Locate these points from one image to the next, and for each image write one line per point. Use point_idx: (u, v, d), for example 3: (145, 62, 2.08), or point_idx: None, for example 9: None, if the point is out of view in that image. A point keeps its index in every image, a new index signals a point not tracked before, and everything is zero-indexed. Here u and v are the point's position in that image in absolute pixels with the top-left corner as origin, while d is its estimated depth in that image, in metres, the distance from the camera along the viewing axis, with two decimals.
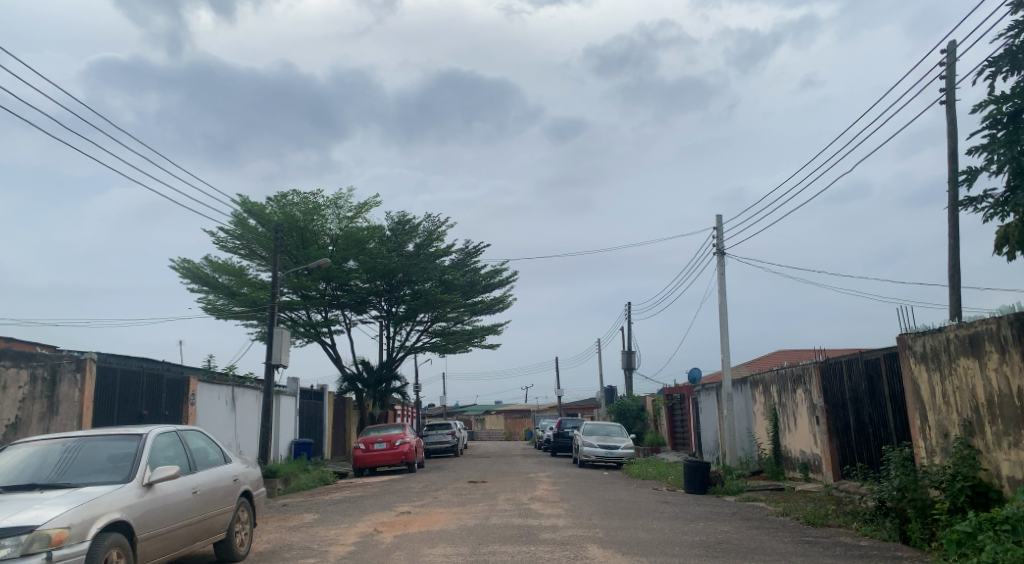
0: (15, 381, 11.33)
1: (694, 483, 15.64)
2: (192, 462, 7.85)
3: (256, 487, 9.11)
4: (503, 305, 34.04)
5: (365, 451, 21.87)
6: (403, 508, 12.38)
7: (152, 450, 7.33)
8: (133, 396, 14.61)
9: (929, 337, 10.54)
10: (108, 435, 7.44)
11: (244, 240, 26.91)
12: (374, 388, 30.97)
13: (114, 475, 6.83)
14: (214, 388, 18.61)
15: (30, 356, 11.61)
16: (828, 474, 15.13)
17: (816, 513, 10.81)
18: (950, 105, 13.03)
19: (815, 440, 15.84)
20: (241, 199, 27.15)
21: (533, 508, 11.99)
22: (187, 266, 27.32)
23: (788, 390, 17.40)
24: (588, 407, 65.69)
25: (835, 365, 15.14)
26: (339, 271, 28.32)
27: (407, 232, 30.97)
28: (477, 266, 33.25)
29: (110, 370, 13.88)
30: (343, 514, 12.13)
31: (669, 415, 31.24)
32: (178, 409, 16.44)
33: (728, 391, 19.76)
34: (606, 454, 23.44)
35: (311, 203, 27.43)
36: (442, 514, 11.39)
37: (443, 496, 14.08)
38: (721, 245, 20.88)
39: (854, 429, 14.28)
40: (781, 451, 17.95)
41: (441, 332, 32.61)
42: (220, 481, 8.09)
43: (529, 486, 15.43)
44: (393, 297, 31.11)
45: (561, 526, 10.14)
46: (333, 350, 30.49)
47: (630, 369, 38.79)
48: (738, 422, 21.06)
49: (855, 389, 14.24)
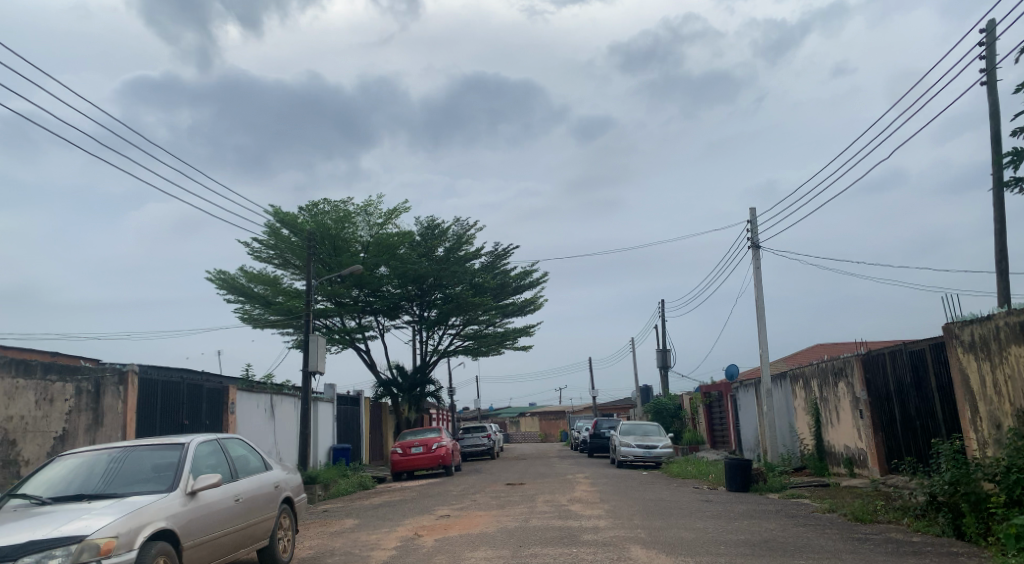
0: (62, 393, 11.45)
1: (736, 481, 15.41)
2: (233, 470, 7.90)
3: (297, 493, 9.15)
4: (535, 307, 33.97)
5: (402, 455, 21.94)
6: (442, 512, 12.35)
7: (194, 458, 7.39)
8: (174, 406, 14.81)
9: (977, 326, 10.22)
10: (152, 445, 7.51)
11: (278, 250, 27.19)
12: (409, 393, 31.11)
13: (158, 484, 6.89)
14: (252, 396, 18.82)
15: (75, 369, 11.73)
16: (874, 469, 14.81)
17: (864, 509, 10.55)
18: (990, 87, 12.66)
19: (859, 434, 15.51)
20: (274, 209, 27.45)
21: (573, 510, 11.88)
22: (223, 277, 27.67)
23: (829, 385, 17.08)
24: (623, 407, 65.37)
25: (877, 357, 14.81)
26: (371, 278, 28.50)
27: (437, 236, 31.08)
28: (507, 268, 33.24)
29: (152, 380, 14.09)
30: (382, 518, 12.14)
31: (707, 413, 30.87)
32: (218, 418, 16.63)
33: (767, 387, 19.45)
34: (644, 454, 23.22)
35: (342, 211, 27.65)
36: (481, 518, 11.33)
37: (482, 498, 14.05)
38: (755, 238, 20.58)
39: (900, 422, 13.95)
40: (824, 447, 17.62)
41: (474, 335, 32.63)
42: (262, 488, 8.13)
43: (567, 487, 15.31)
44: (425, 301, 31.21)
45: (602, 527, 10.03)
46: (367, 356, 30.68)
47: (666, 368, 38.43)
48: (779, 418, 20.72)
49: (899, 381, 13.91)
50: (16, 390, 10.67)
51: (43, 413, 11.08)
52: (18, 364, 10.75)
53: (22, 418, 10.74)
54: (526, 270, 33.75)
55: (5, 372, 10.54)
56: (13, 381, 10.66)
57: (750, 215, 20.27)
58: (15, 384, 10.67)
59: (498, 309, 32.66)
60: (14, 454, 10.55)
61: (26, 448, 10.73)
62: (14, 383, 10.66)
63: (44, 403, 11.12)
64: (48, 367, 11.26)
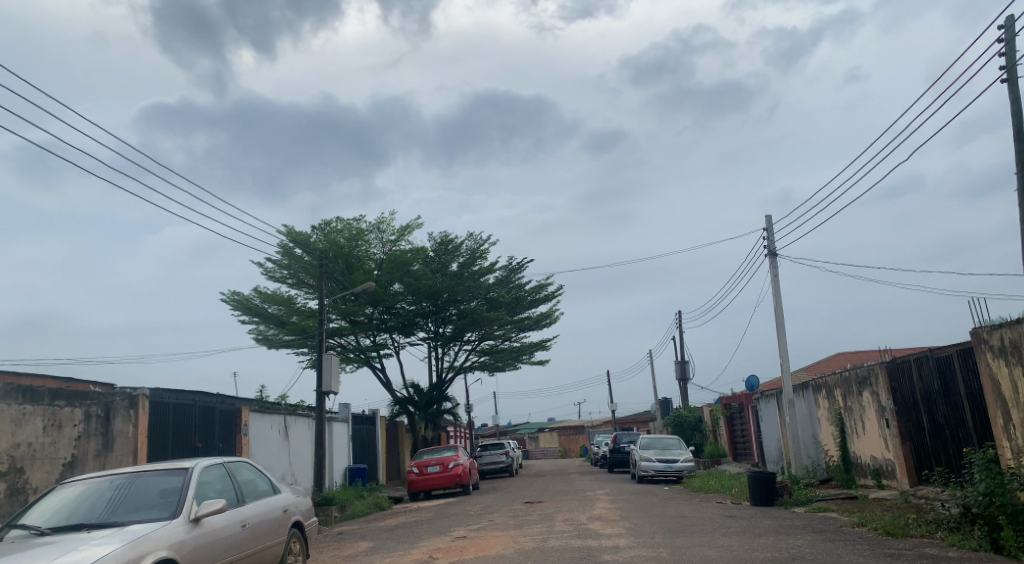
0: (70, 419, 11.30)
1: (760, 496, 15.00)
2: (240, 495, 7.66)
3: (308, 517, 8.91)
4: (550, 320, 33.66)
5: (419, 475, 21.64)
6: (459, 533, 12.06)
7: (199, 483, 7.19)
8: (187, 429, 14.67)
9: (1008, 330, 9.83)
10: (155, 470, 7.32)
11: (292, 269, 27.14)
12: (426, 410, 30.84)
13: (162, 511, 6.68)
14: (267, 418, 18.66)
15: (84, 395, 11.61)
16: (903, 481, 14.34)
17: (895, 522, 10.14)
18: (1012, 83, 12.30)
19: (886, 444, 15.06)
20: (287, 229, 27.45)
21: (593, 528, 11.52)
22: (238, 298, 27.60)
23: (853, 393, 16.65)
24: (643, 422, 64.68)
25: (903, 364, 14.39)
26: (385, 295, 28.36)
27: (450, 252, 30.88)
28: (522, 283, 32.98)
29: (163, 404, 13.95)
30: (397, 541, 11.84)
31: (728, 425, 30.34)
32: (232, 440, 16.45)
33: (790, 397, 19.01)
34: (665, 469, 22.77)
35: (355, 229, 27.59)
36: (498, 538, 11.02)
37: (499, 518, 13.74)
38: (773, 246, 20.24)
39: (928, 431, 13.52)
40: (850, 458, 17.15)
41: (489, 350, 32.31)
42: (271, 513, 7.91)
43: (586, 505, 14.96)
44: (440, 318, 30.98)
45: (622, 547, 9.66)
46: (383, 375, 30.49)
47: (685, 380, 37.91)
48: (802, 429, 20.22)
49: (927, 388, 13.49)
50: (24, 417, 10.53)
51: (51, 439, 10.93)
52: (26, 391, 10.62)
53: (30, 444, 10.59)
54: (541, 284, 33.49)
55: (12, 399, 10.40)
56: (21, 408, 10.52)
57: (767, 223, 19.94)
58: (23, 411, 10.53)
59: (513, 323, 32.36)
60: (23, 482, 10.38)
61: (33, 475, 10.56)
62: (22, 410, 10.52)
63: (52, 429, 10.97)
64: (56, 393, 11.13)
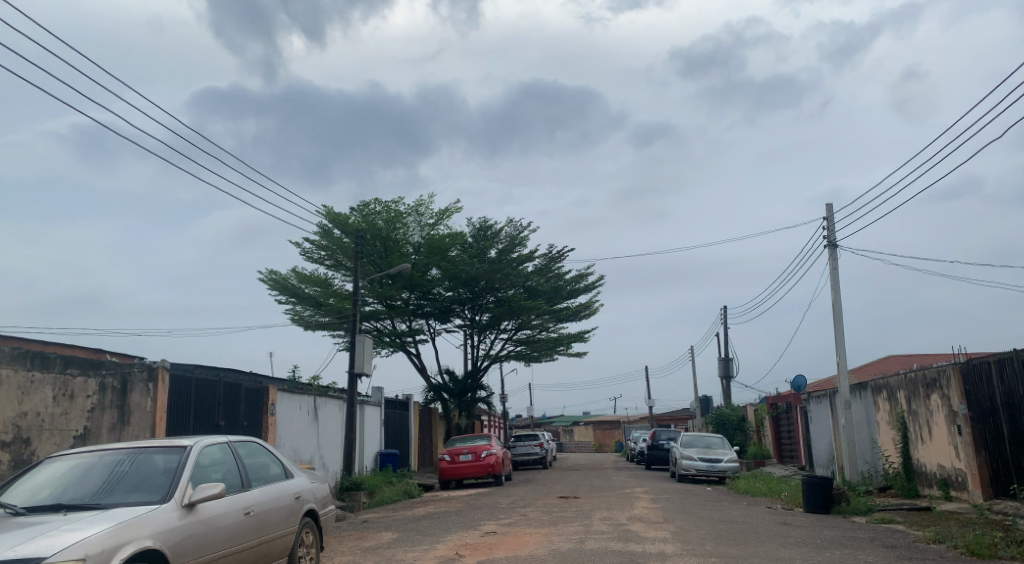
0: (83, 390, 10.73)
1: (815, 502, 13.88)
2: (245, 477, 6.89)
3: (324, 506, 8.14)
4: (590, 311, 32.64)
5: (450, 463, 20.89)
6: (489, 528, 11.20)
7: (197, 464, 6.42)
8: (210, 406, 14.06)
9: None
10: (155, 447, 6.58)
11: (330, 250, 26.63)
12: (460, 398, 30.21)
13: (151, 495, 5.91)
14: (296, 398, 18.01)
15: (99, 364, 11.01)
16: (975, 494, 13.09)
17: (981, 541, 8.93)
18: None
19: (957, 453, 13.79)
20: (326, 210, 26.91)
21: (635, 530, 10.55)
22: (275, 277, 27.16)
23: (919, 397, 15.38)
24: (682, 419, 63.27)
25: (981, 365, 13.16)
26: (422, 279, 27.65)
27: (489, 238, 30.02)
28: (562, 271, 32.05)
29: (185, 379, 13.33)
30: (423, 533, 11.06)
31: (773, 425, 29.04)
32: (257, 420, 15.83)
33: (846, 398, 17.72)
34: (708, 468, 21.65)
35: (393, 211, 26.92)
36: (531, 536, 10.14)
37: (534, 513, 12.86)
38: (833, 237, 18.94)
39: (1009, 440, 12.33)
40: (913, 466, 15.88)
41: (526, 339, 31.41)
42: (280, 500, 7.13)
43: (625, 503, 14.00)
44: (476, 305, 30.14)
45: (670, 554, 8.62)
46: (418, 360, 29.88)
47: (729, 377, 36.57)
48: (858, 432, 18.91)
49: (1009, 393, 12.29)
50: (32, 384, 9.95)
51: (61, 410, 10.36)
52: (34, 357, 10.04)
53: (38, 415, 10.02)
54: (581, 273, 32.47)
55: (19, 365, 9.82)
56: (29, 375, 9.95)
57: (827, 211, 18.62)
58: (31, 378, 9.96)
59: (551, 313, 31.44)
60: (28, 454, 9.82)
61: (41, 446, 9.99)
62: (29, 377, 9.94)
63: (63, 399, 10.41)
64: (68, 361, 10.55)
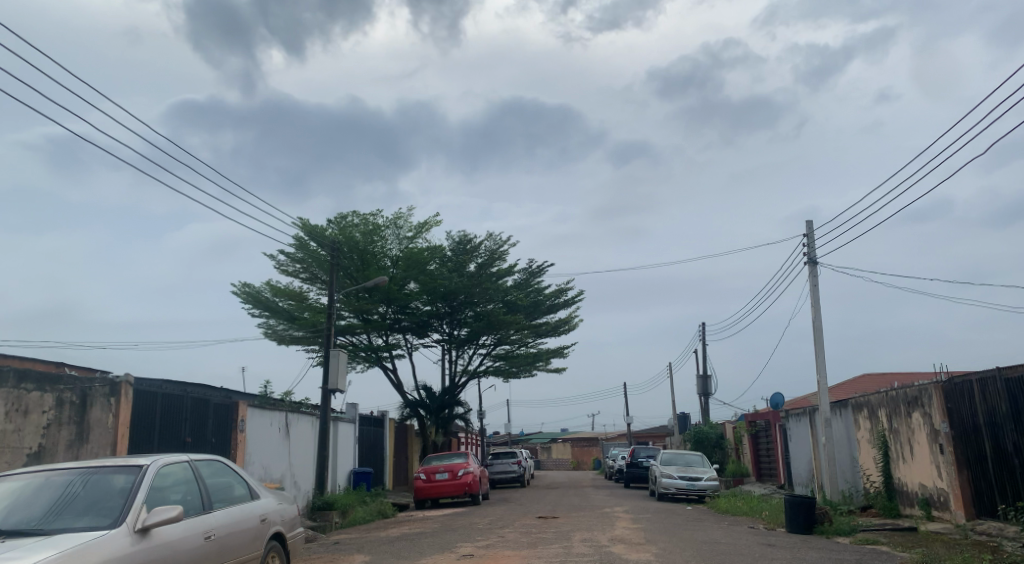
0: (38, 405, 10.21)
1: (798, 521, 13.65)
2: (206, 498, 6.48)
3: (291, 529, 7.72)
4: (569, 326, 32.37)
5: (426, 482, 20.41)
6: (465, 550, 10.80)
7: (153, 485, 6.01)
8: (176, 422, 13.54)
9: None
10: (110, 466, 6.16)
11: (305, 263, 26.16)
12: (437, 414, 29.73)
13: (102, 519, 5.50)
14: (267, 415, 17.49)
15: (56, 379, 10.51)
16: (958, 514, 12.93)
17: None
18: None
19: (939, 473, 13.63)
20: (302, 222, 26.48)
21: (617, 552, 10.22)
22: (249, 291, 26.59)
23: (900, 415, 15.25)
24: (661, 435, 62.97)
25: (963, 384, 13.04)
26: (399, 293, 27.23)
27: (468, 251, 29.69)
28: (541, 286, 31.77)
29: (150, 393, 12.82)
30: (396, 556, 10.63)
31: (752, 443, 28.86)
32: (226, 437, 15.29)
33: (827, 416, 17.56)
34: (688, 487, 21.35)
35: (371, 224, 26.57)
36: (509, 559, 9.78)
37: (512, 535, 12.47)
38: (813, 254, 18.87)
39: (992, 460, 12.19)
40: (894, 485, 15.73)
41: (505, 355, 31.05)
42: (244, 523, 6.73)
43: (606, 524, 13.64)
44: (455, 319, 29.78)
45: None
46: (394, 376, 29.39)
47: (707, 395, 36.40)
48: (838, 450, 18.75)
49: (991, 412, 12.18)
50: None
51: (14, 426, 9.83)
52: None
53: None
54: (561, 288, 32.23)
55: None
56: None
57: (807, 228, 18.55)
58: None
59: (531, 328, 31.13)
60: None
61: None
62: None
63: (16, 415, 9.89)
64: (23, 375, 10.05)
